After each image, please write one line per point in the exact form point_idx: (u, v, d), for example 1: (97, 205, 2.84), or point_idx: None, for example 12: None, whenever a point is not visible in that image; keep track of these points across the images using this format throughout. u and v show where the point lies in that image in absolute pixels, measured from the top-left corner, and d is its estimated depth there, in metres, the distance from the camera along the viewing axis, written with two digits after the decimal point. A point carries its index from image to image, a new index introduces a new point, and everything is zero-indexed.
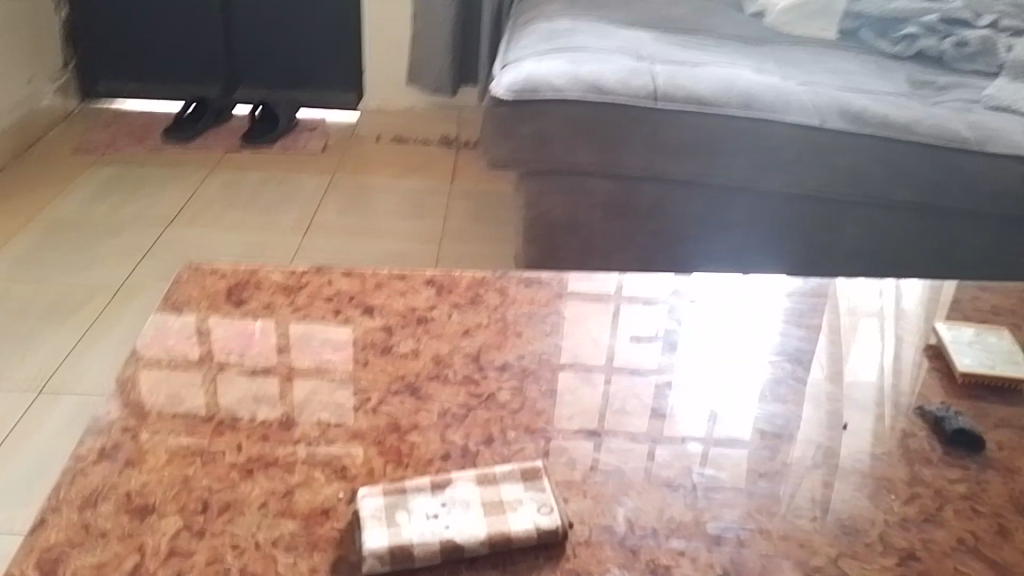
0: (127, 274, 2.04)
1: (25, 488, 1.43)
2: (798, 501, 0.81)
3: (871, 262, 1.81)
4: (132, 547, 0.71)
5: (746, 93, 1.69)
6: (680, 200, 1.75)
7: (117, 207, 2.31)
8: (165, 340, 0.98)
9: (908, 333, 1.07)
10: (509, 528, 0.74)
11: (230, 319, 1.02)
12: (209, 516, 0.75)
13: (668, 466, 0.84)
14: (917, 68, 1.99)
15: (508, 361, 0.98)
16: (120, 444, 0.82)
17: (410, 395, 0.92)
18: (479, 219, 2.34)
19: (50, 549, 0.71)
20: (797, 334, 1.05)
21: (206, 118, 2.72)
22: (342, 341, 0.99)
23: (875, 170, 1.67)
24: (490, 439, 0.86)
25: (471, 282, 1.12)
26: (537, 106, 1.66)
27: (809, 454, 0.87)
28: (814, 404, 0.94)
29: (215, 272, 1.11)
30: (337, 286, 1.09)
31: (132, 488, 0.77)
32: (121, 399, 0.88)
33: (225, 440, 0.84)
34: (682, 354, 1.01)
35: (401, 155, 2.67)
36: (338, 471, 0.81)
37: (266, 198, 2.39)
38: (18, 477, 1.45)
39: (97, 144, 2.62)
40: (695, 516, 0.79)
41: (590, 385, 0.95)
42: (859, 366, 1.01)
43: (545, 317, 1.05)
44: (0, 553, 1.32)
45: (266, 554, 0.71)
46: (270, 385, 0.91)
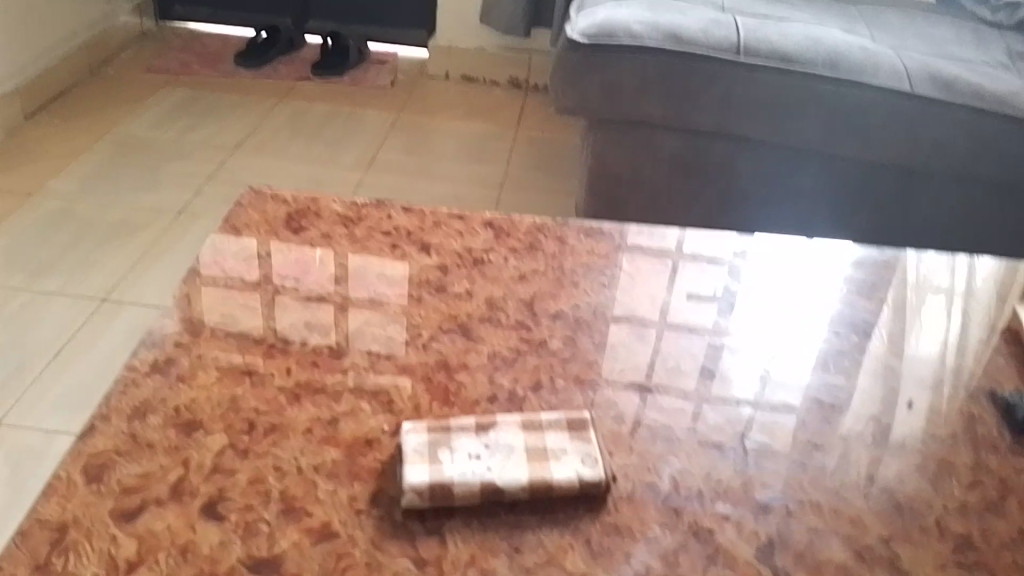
0: (193, 196, 2.07)
1: (82, 394, 1.48)
2: (852, 477, 0.78)
3: (946, 239, 1.73)
4: (177, 461, 0.72)
5: (834, 53, 1.60)
6: (749, 161, 1.69)
7: (185, 130, 2.34)
8: (222, 261, 0.98)
9: (977, 313, 1.02)
10: (551, 476, 0.73)
11: (287, 246, 1.02)
12: (254, 437, 0.75)
13: (718, 430, 0.82)
14: (1017, 39, 1.87)
15: (563, 310, 0.96)
16: (173, 359, 0.83)
17: (461, 335, 0.90)
18: (541, 167, 2.30)
19: (98, 455, 0.72)
20: (861, 305, 1.01)
21: (279, 46, 2.72)
22: (397, 277, 0.98)
23: (963, 144, 1.58)
24: (538, 386, 0.85)
25: (531, 228, 1.09)
26: (611, 54, 1.60)
27: (864, 429, 0.84)
28: (870, 375, 0.91)
29: (275, 198, 1.10)
30: (396, 222, 1.08)
31: (181, 402, 0.78)
32: (177, 315, 0.89)
33: (275, 364, 0.84)
34: (738, 315, 0.98)
35: (465, 98, 2.63)
36: (384, 404, 0.80)
37: (329, 131, 2.38)
38: (76, 382, 1.50)
39: (170, 66, 2.64)
40: (743, 482, 0.76)
41: (643, 341, 0.92)
42: (921, 340, 0.97)
43: (603, 270, 1.03)
44: (56, 453, 1.37)
45: (307, 479, 0.71)
46: (322, 313, 0.91)
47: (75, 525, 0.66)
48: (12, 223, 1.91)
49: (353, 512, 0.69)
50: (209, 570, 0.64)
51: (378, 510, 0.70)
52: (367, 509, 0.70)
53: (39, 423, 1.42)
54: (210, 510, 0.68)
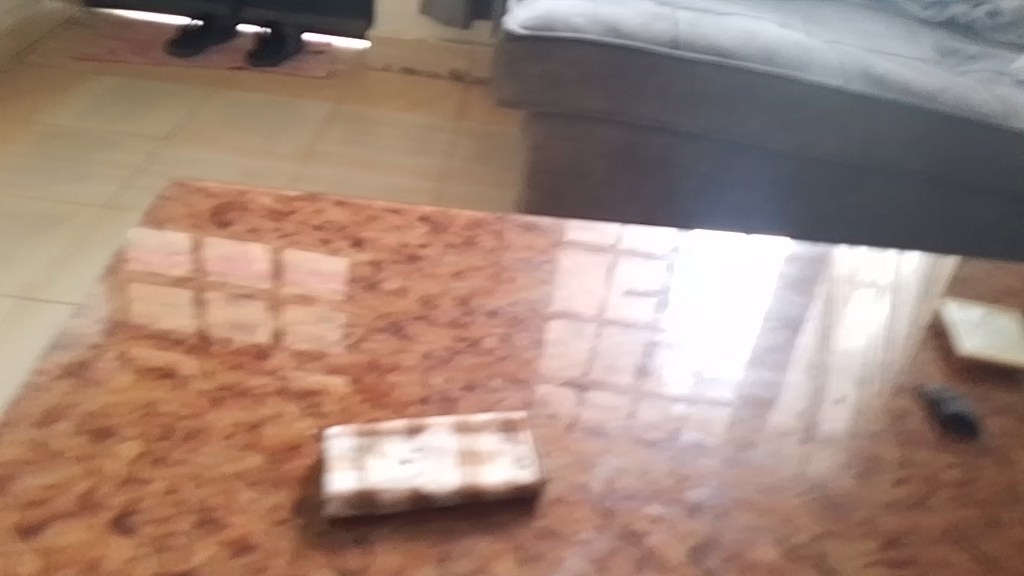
0: (123, 187, 2.00)
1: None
2: (786, 473, 0.78)
3: (880, 234, 1.77)
4: (88, 470, 0.68)
5: (770, 48, 1.61)
6: (689, 155, 1.69)
7: (114, 120, 2.25)
8: (143, 256, 0.94)
9: (906, 306, 1.04)
10: (483, 479, 0.71)
11: (213, 241, 0.98)
12: (172, 443, 0.71)
13: (654, 428, 0.81)
14: (948, 36, 1.91)
15: (499, 307, 0.94)
16: (87, 361, 0.79)
17: (394, 333, 0.88)
18: (484, 159, 2.28)
19: (2, 465, 0.68)
20: (793, 300, 1.01)
21: (215, 35, 2.65)
22: (328, 273, 0.95)
23: (895, 139, 1.61)
24: (473, 385, 0.83)
25: (468, 222, 1.07)
26: (552, 46, 1.58)
27: (796, 424, 0.84)
28: (800, 369, 0.91)
29: (202, 190, 1.06)
30: (328, 216, 1.04)
31: (93, 407, 0.74)
32: (93, 314, 0.85)
33: (196, 365, 0.80)
34: (673, 310, 0.97)
35: (406, 88, 2.59)
36: (312, 407, 0.78)
37: (269, 121, 2.32)
38: None
39: (99, 52, 2.54)
40: (678, 481, 0.76)
41: (580, 338, 0.91)
42: (851, 333, 0.98)
43: (541, 265, 1.01)
44: None
45: (227, 488, 0.68)
46: (249, 311, 0.88)
47: None
48: None
49: (276, 522, 0.66)
50: None
51: (302, 518, 0.67)
52: (290, 518, 0.67)
53: None
54: (122, 523, 0.64)
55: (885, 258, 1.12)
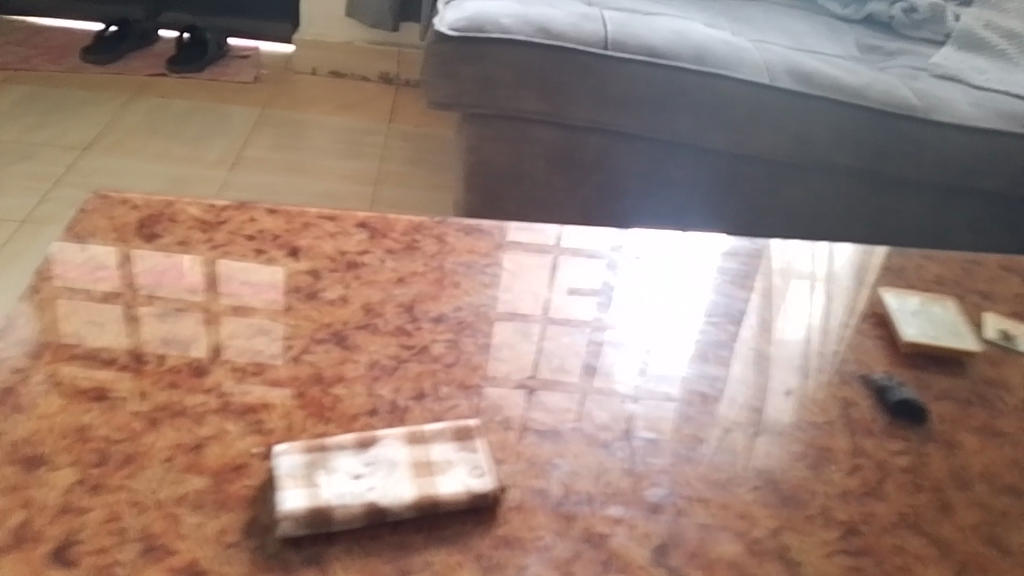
0: (38, 200, 1.90)
1: None
2: (740, 469, 0.79)
3: (811, 228, 1.81)
4: (15, 503, 0.64)
5: (699, 47, 1.63)
6: (623, 154, 1.70)
7: (26, 130, 2.15)
8: (65, 273, 0.89)
9: (839, 295, 1.06)
10: (437, 490, 0.69)
11: (140, 254, 0.93)
12: (106, 469, 0.67)
13: (606, 428, 0.81)
14: (867, 33, 1.97)
15: (444, 312, 0.92)
16: (8, 387, 0.74)
17: (337, 344, 0.85)
18: (418, 162, 2.25)
19: None
20: (730, 294, 1.02)
21: (130, 39, 2.54)
22: (265, 284, 0.92)
23: (822, 134, 1.65)
24: (421, 394, 0.81)
25: (407, 227, 1.05)
26: (482, 47, 1.57)
27: (744, 418, 0.85)
28: (742, 362, 0.92)
29: (125, 202, 1.01)
30: (261, 224, 1.01)
31: (18, 436, 0.69)
32: (13, 337, 0.80)
33: (129, 386, 0.76)
34: (614, 308, 0.97)
35: (334, 92, 2.54)
36: (254, 425, 0.74)
37: (193, 128, 2.25)
38: None
39: (7, 60, 2.42)
40: (633, 482, 0.75)
41: (527, 340, 0.90)
42: (789, 324, 0.99)
43: (484, 268, 1.00)
44: None
45: (168, 513, 0.65)
46: (183, 326, 0.84)
47: None
48: None
49: (222, 546, 0.63)
50: None
51: (251, 541, 0.64)
52: (238, 542, 0.64)
53: None
54: (55, 557, 0.60)
55: (816, 250, 1.14)
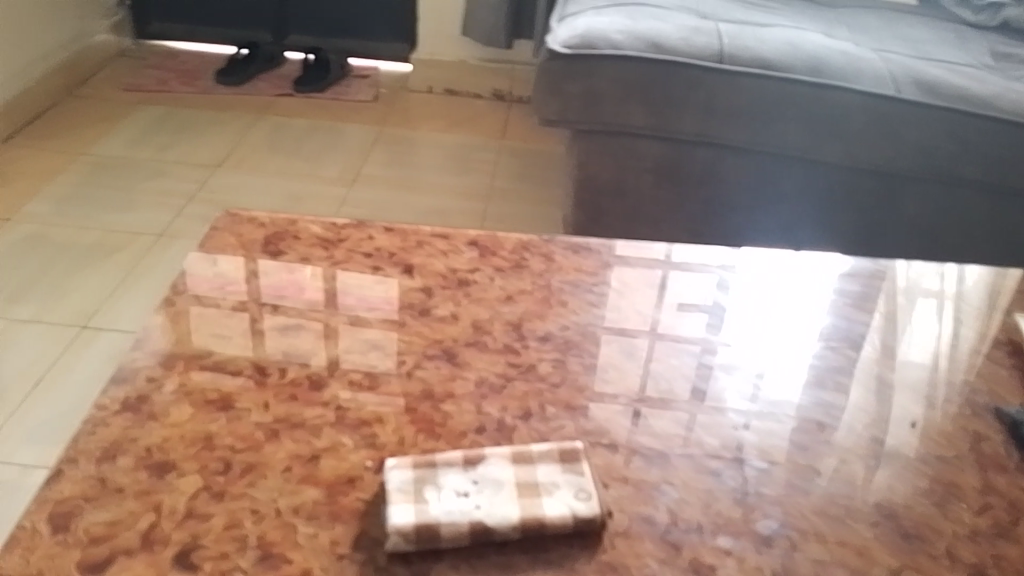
0: (173, 215, 2.03)
1: (55, 424, 1.43)
2: (858, 502, 0.75)
3: (936, 245, 1.71)
4: (148, 506, 0.68)
5: (818, 59, 1.58)
6: (735, 169, 1.66)
7: (163, 149, 2.30)
8: (196, 287, 0.94)
9: (967, 318, 1.00)
10: (543, 512, 0.70)
11: (264, 270, 0.98)
12: (230, 477, 0.71)
13: (716, 456, 0.79)
14: (1002, 40, 1.86)
15: (551, 331, 0.92)
16: (144, 395, 0.79)
17: (447, 361, 0.87)
18: (527, 177, 2.27)
19: (63, 502, 0.68)
20: (850, 316, 0.98)
21: (259, 61, 2.68)
22: (379, 300, 0.95)
23: (950, 146, 1.56)
24: (527, 413, 0.82)
25: (516, 245, 1.06)
26: (593, 63, 1.57)
27: (862, 449, 0.81)
28: (860, 388, 0.88)
29: (251, 220, 1.07)
30: (377, 242, 1.04)
31: (151, 442, 0.74)
32: (148, 348, 0.85)
33: (252, 398, 0.80)
34: (725, 328, 0.95)
35: (447, 109, 2.60)
36: (367, 438, 0.77)
37: (313, 145, 2.35)
38: (49, 414, 1.45)
39: (148, 83, 2.59)
40: (744, 512, 0.73)
41: (634, 360, 0.89)
42: (911, 348, 0.95)
43: (591, 286, 0.99)
44: (26, 488, 1.32)
45: (285, 523, 0.68)
46: (302, 340, 0.88)
47: None
48: None
49: (335, 557, 0.66)
50: None
51: (362, 554, 0.66)
52: (350, 553, 0.66)
53: (11, 458, 1.37)
54: (183, 560, 0.64)
55: (944, 270, 1.09)
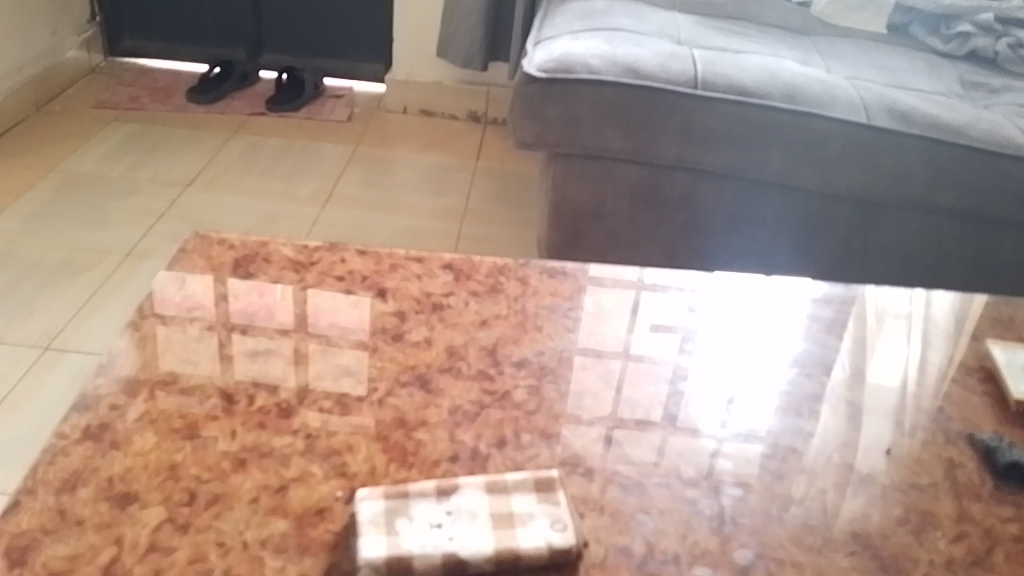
0: (143, 234, 2.00)
1: (16, 448, 1.39)
2: (835, 531, 0.75)
3: (908, 270, 1.73)
4: (109, 538, 0.66)
5: (791, 85, 1.60)
6: (711, 193, 1.67)
7: (134, 167, 2.26)
8: (164, 311, 0.92)
9: (937, 342, 1.01)
10: (518, 545, 0.68)
11: (234, 294, 0.96)
12: (195, 508, 0.69)
13: (694, 485, 0.78)
14: (970, 69, 1.89)
15: (526, 357, 0.91)
16: (107, 423, 0.76)
17: (420, 388, 0.85)
18: (503, 199, 2.27)
19: (19, 535, 0.65)
20: (823, 341, 0.98)
21: (233, 80, 2.66)
22: (352, 325, 0.93)
23: (920, 173, 1.59)
24: (502, 441, 0.80)
25: (491, 269, 1.05)
26: (570, 87, 1.57)
27: (836, 476, 0.81)
28: (832, 413, 0.88)
29: (222, 242, 1.04)
30: (350, 265, 1.03)
31: (114, 472, 0.71)
32: (113, 373, 0.82)
33: (219, 425, 0.78)
34: (696, 352, 0.94)
35: (423, 130, 2.59)
36: (338, 468, 0.75)
37: (288, 165, 2.33)
38: (11, 437, 1.41)
39: (120, 101, 2.56)
40: (721, 542, 0.72)
41: (609, 386, 0.89)
42: (880, 372, 0.95)
43: (567, 311, 0.99)
44: None
45: (253, 556, 0.66)
46: (272, 366, 0.86)
47: None
48: None
49: None
50: None
51: None
52: None
53: None
54: None
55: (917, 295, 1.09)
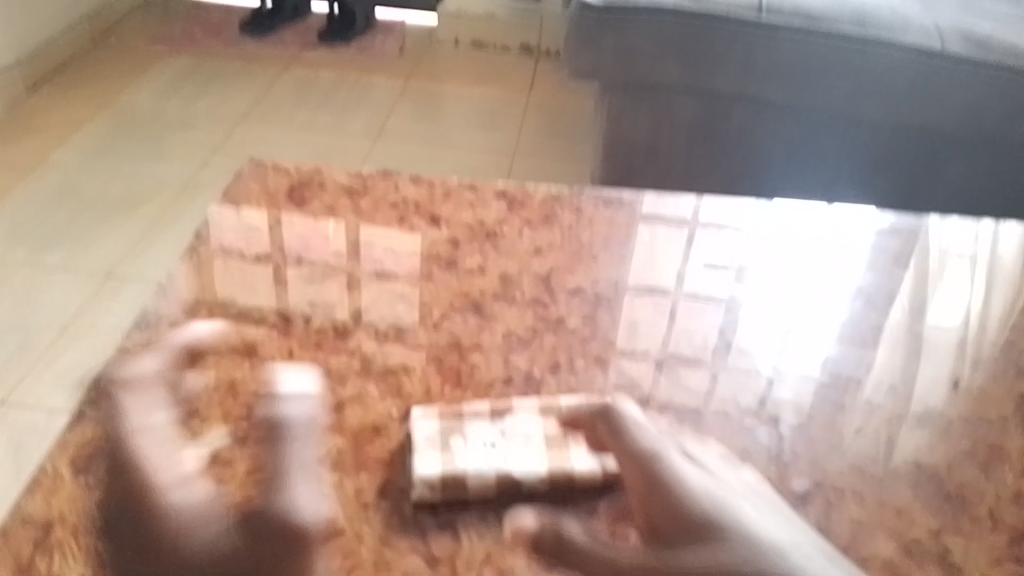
0: (198, 167, 2.02)
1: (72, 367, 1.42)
2: (896, 464, 0.73)
3: (978, 205, 1.66)
4: (172, 450, 0.67)
5: (859, 10, 1.50)
6: (771, 128, 1.62)
7: (189, 101, 2.28)
8: (219, 235, 0.92)
9: (1001, 286, 0.96)
10: (572, 467, 0.69)
11: (288, 220, 0.96)
12: (254, 423, 0.70)
13: (752, 414, 0.77)
14: None
15: (582, 285, 0.90)
16: (167, 341, 0.77)
17: (474, 314, 0.85)
18: (556, 133, 2.23)
19: (85, 445, 0.67)
20: (887, 272, 0.94)
21: (284, 14, 2.65)
22: (405, 252, 0.92)
23: (997, 107, 1.49)
24: (557, 367, 0.79)
25: (545, 199, 1.02)
26: (626, 17, 1.50)
27: (897, 411, 0.79)
28: (891, 348, 0.86)
29: (276, 168, 1.04)
30: (403, 192, 1.01)
31: (175, 388, 0.73)
32: (171, 295, 0.83)
33: (276, 345, 0.79)
34: (754, 285, 0.91)
35: (474, 64, 2.54)
36: (394, 388, 0.75)
37: (338, 100, 2.31)
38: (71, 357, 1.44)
39: (174, 35, 2.57)
40: (778, 471, 0.71)
41: (664, 317, 0.87)
42: (942, 310, 0.92)
43: (623, 241, 0.96)
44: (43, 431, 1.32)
45: (311, 470, 0.66)
46: (327, 291, 0.86)
47: (60, 523, 0.61)
48: (10, 199, 1.86)
49: (360, 506, 0.64)
50: None
51: (388, 502, 0.65)
52: (376, 501, 0.65)
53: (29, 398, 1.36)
54: (207, 505, 0.63)
55: (994, 232, 1.02)
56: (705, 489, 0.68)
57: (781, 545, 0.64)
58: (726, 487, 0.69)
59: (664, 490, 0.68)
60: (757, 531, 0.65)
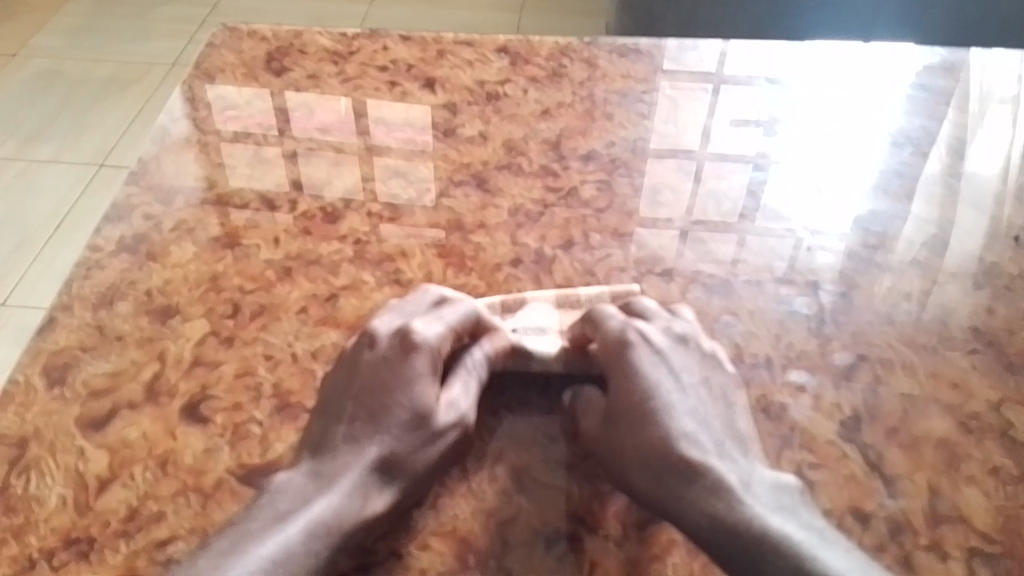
0: (185, 44, 1.89)
1: (56, 267, 1.43)
2: (952, 329, 0.66)
3: None
4: (152, 355, 0.62)
5: None
6: None
7: None
8: (192, 114, 0.83)
9: None
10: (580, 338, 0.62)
11: (267, 91, 0.86)
12: (240, 321, 0.64)
13: (788, 283, 0.69)
14: None
15: (595, 150, 0.80)
16: (142, 236, 0.71)
17: (477, 188, 0.77)
18: None
19: (59, 353, 0.62)
20: (930, 113, 0.84)
21: None
22: (398, 122, 0.83)
23: None
24: (570, 243, 0.72)
25: (553, 51, 0.92)
26: None
27: (942, 267, 0.71)
28: (927, 199, 0.76)
29: (251, 34, 0.93)
30: (393, 54, 0.91)
31: (152, 285, 0.67)
32: (142, 183, 0.76)
33: (260, 233, 0.72)
34: (788, 137, 0.81)
35: None
36: (391, 275, 0.69)
37: None
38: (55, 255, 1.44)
39: None
40: (819, 344, 0.65)
41: (688, 179, 0.78)
42: (981, 155, 0.81)
43: (640, 97, 0.86)
44: (22, 328, 1.34)
45: (304, 368, 0.61)
46: (313, 170, 0.78)
47: (37, 439, 0.57)
48: None
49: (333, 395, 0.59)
50: (193, 484, 0.55)
51: None
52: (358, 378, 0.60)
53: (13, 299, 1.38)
54: (192, 413, 0.58)
55: None
56: (651, 366, 0.58)
57: (698, 435, 0.55)
58: (676, 372, 0.58)
59: (613, 374, 0.58)
60: (680, 417, 0.55)
